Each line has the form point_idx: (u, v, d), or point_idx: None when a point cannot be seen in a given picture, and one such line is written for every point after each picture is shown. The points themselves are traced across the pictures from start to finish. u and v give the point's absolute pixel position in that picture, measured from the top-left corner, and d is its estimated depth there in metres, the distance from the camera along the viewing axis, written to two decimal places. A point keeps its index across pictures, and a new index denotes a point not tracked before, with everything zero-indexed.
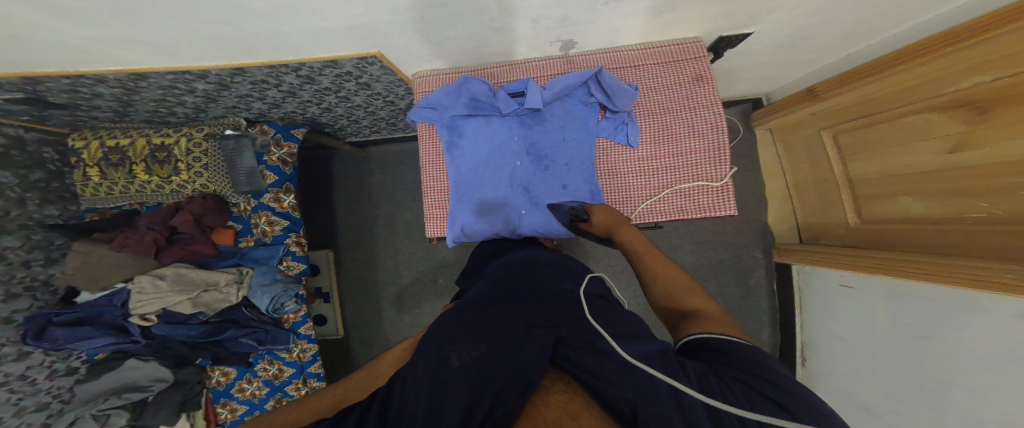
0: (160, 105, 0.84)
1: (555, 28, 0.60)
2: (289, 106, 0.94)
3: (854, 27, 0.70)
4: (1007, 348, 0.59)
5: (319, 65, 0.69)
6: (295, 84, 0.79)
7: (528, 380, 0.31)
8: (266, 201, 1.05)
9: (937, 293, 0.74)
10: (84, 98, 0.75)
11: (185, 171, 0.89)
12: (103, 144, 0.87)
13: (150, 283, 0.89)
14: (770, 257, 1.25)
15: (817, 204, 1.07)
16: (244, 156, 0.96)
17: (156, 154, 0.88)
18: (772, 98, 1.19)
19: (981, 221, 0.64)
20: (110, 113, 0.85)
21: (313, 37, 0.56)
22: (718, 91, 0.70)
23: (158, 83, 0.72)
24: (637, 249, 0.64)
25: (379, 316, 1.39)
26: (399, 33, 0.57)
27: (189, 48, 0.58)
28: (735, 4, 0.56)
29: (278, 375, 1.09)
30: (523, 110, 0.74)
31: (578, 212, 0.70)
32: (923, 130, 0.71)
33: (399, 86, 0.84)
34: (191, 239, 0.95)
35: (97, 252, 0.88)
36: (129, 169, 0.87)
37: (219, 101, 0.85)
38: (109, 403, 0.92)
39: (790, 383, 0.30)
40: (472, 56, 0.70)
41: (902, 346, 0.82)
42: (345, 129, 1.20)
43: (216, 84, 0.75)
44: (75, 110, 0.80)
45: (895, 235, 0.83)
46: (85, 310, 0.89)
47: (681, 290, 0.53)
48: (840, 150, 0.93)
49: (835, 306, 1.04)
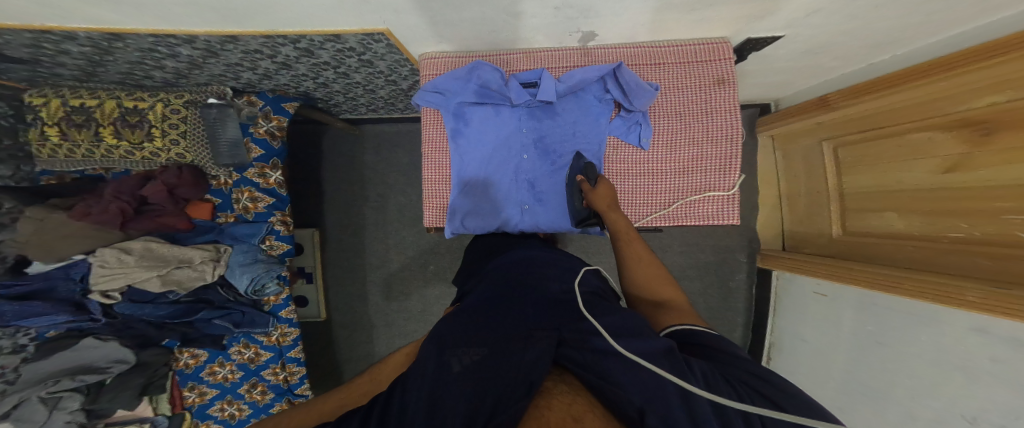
0: (137, 68, 0.77)
1: (577, 17, 0.57)
2: (282, 79, 0.88)
3: (872, 38, 0.69)
4: (952, 357, 0.64)
5: (320, 39, 0.64)
6: (292, 57, 0.73)
7: (530, 383, 0.30)
8: (251, 176, 0.99)
9: (898, 305, 0.77)
10: (48, 54, 0.67)
11: (160, 138, 0.83)
12: (66, 103, 0.79)
13: (114, 257, 0.84)
14: (753, 262, 1.29)
15: (805, 215, 1.10)
16: (227, 127, 0.90)
17: (127, 118, 0.81)
18: (780, 104, 1.20)
19: (957, 240, 0.67)
20: (77, 72, 0.77)
21: (316, 9, 0.52)
22: (739, 97, 0.69)
23: (138, 45, 0.66)
24: (619, 235, 0.62)
25: (363, 297, 1.36)
26: (412, 10, 0.53)
27: (176, 11, 0.53)
28: (765, 7, 0.54)
29: (254, 359, 1.05)
30: (535, 102, 0.72)
31: (591, 169, 0.69)
32: (926, 148, 0.72)
33: (403, 66, 0.80)
34: (162, 211, 0.90)
35: (54, 220, 0.80)
36: (97, 132, 0.80)
37: (204, 68, 0.79)
38: (59, 386, 0.87)
39: (770, 374, 0.32)
40: (486, 40, 0.67)
41: (859, 351, 0.86)
42: (341, 105, 1.14)
43: (205, 51, 0.69)
44: (37, 66, 0.72)
45: (871, 249, 0.87)
46: (39, 283, 0.84)
47: (655, 279, 0.55)
48: (839, 162, 0.96)
49: (806, 313, 1.09)
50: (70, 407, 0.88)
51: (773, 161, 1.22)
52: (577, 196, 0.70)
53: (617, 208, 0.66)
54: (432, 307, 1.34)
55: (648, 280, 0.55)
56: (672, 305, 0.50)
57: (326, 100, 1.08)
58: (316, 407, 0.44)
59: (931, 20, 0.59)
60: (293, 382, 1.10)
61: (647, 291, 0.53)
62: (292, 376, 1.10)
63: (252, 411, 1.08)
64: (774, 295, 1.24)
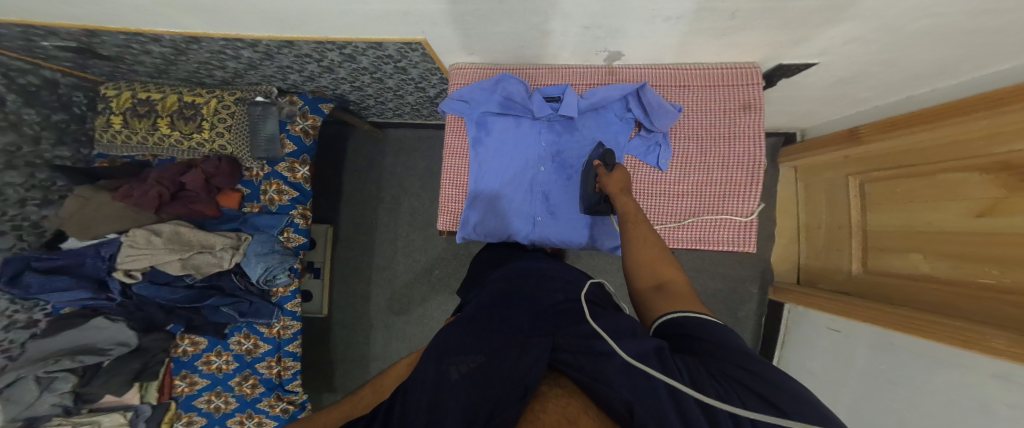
0: (203, 67, 0.87)
1: (602, 37, 0.60)
2: (323, 81, 0.93)
3: (919, 69, 0.67)
4: (968, 403, 0.62)
5: (363, 46, 0.69)
6: (336, 62, 0.79)
7: (526, 387, 0.31)
8: (281, 170, 1.03)
9: (915, 348, 0.75)
10: (132, 53, 0.80)
11: (208, 130, 0.92)
12: (134, 96, 0.92)
13: (143, 238, 0.91)
14: (765, 293, 1.27)
15: (823, 249, 1.08)
16: (267, 122, 0.95)
17: (184, 111, 0.92)
18: (806, 134, 1.20)
19: (984, 287, 0.64)
20: (150, 69, 0.89)
21: (364, 18, 0.57)
22: (765, 123, 0.68)
23: (208, 48, 0.75)
24: (627, 217, 0.57)
25: (367, 298, 1.37)
26: (446, 23, 0.58)
27: (244, 19, 0.61)
28: (806, 30, 0.54)
29: (251, 351, 1.04)
30: (556, 116, 0.74)
31: (609, 155, 0.66)
32: (956, 189, 0.70)
33: (433, 75, 0.84)
34: (195, 198, 0.97)
35: (98, 200, 0.90)
36: (154, 121, 0.92)
37: (259, 69, 0.86)
38: (57, 366, 0.86)
39: (769, 371, 0.29)
40: (515, 54, 0.69)
41: (869, 390, 0.84)
42: (370, 109, 1.17)
43: (262, 53, 0.77)
44: (120, 64, 0.87)
45: (891, 289, 0.85)
46: (69, 258, 0.90)
47: (658, 261, 0.50)
48: (865, 198, 0.94)
49: (815, 349, 1.06)
50: (61, 389, 0.88)
51: (793, 192, 1.21)
52: (592, 180, 0.68)
53: (630, 193, 0.62)
54: (434, 313, 1.34)
55: (649, 262, 0.50)
56: (673, 289, 0.45)
57: (358, 103, 1.11)
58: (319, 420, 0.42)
59: (965, 55, 0.59)
60: (286, 377, 1.08)
61: (649, 274, 0.49)
62: (286, 370, 1.08)
63: (238, 406, 1.03)
64: (783, 327, 1.22)
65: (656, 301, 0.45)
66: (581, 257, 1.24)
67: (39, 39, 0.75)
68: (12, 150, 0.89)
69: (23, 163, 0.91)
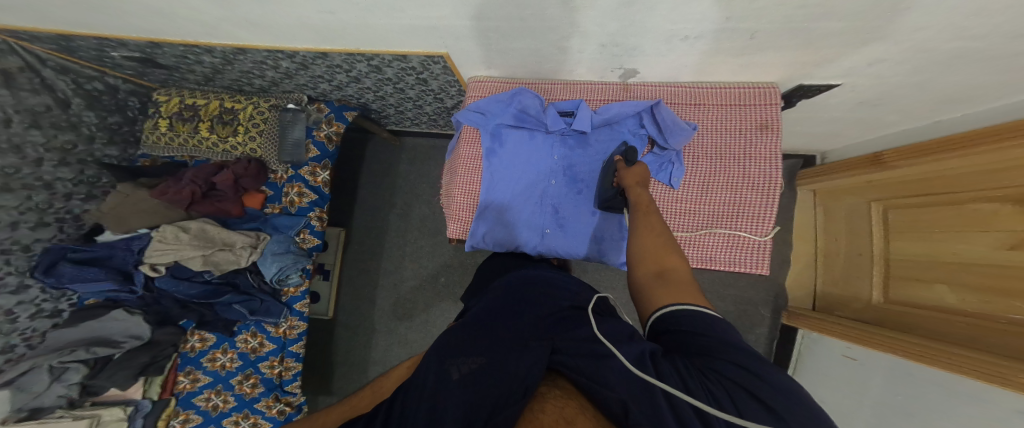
0: (244, 76, 0.95)
1: (620, 55, 0.61)
2: (349, 91, 0.97)
3: (950, 94, 0.66)
4: None
5: (390, 58, 0.73)
6: (363, 72, 0.83)
7: (525, 388, 0.30)
8: (303, 174, 1.07)
9: (934, 379, 0.72)
10: (185, 63, 0.89)
11: (242, 134, 1.00)
12: (182, 102, 1.01)
13: (172, 234, 0.94)
14: (776, 317, 1.24)
15: (842, 275, 1.04)
16: (295, 128, 1.02)
17: (223, 116, 1.00)
18: (826, 157, 1.19)
19: (1016, 323, 0.60)
20: (199, 77, 0.98)
21: (393, 33, 0.62)
22: (781, 145, 0.67)
23: (252, 58, 0.82)
24: (639, 207, 0.58)
25: (373, 302, 1.38)
26: (470, 39, 0.61)
27: (290, 33, 0.67)
28: (831, 50, 0.54)
29: (256, 350, 1.06)
30: (570, 131, 0.75)
31: (631, 152, 0.67)
32: (989, 221, 0.66)
33: (453, 87, 0.86)
34: (222, 198, 1.01)
35: (134, 196, 0.96)
36: (196, 125, 1.00)
37: (294, 79, 0.92)
38: (71, 356, 0.89)
39: (765, 370, 0.28)
40: (531, 70, 0.72)
41: (885, 421, 0.81)
42: (390, 118, 1.21)
43: (299, 64, 0.82)
44: (171, 71, 0.96)
45: (911, 319, 0.82)
46: (102, 250, 0.95)
47: (660, 248, 0.49)
48: (888, 225, 0.91)
49: (827, 376, 1.02)
50: (70, 380, 0.90)
51: (810, 216, 1.19)
52: (610, 174, 0.69)
53: (647, 187, 0.62)
54: (437, 322, 1.33)
55: (654, 249, 0.49)
56: (672, 277, 0.44)
57: (380, 113, 1.16)
58: (316, 421, 0.42)
59: (990, 80, 0.58)
60: (286, 378, 1.09)
61: (652, 260, 0.47)
62: (287, 371, 1.09)
63: (237, 405, 1.03)
64: (795, 353, 1.18)
65: (657, 289, 0.43)
66: (588, 271, 1.24)
67: (109, 49, 0.86)
68: (67, 148, 0.98)
69: (75, 159, 1.00)
